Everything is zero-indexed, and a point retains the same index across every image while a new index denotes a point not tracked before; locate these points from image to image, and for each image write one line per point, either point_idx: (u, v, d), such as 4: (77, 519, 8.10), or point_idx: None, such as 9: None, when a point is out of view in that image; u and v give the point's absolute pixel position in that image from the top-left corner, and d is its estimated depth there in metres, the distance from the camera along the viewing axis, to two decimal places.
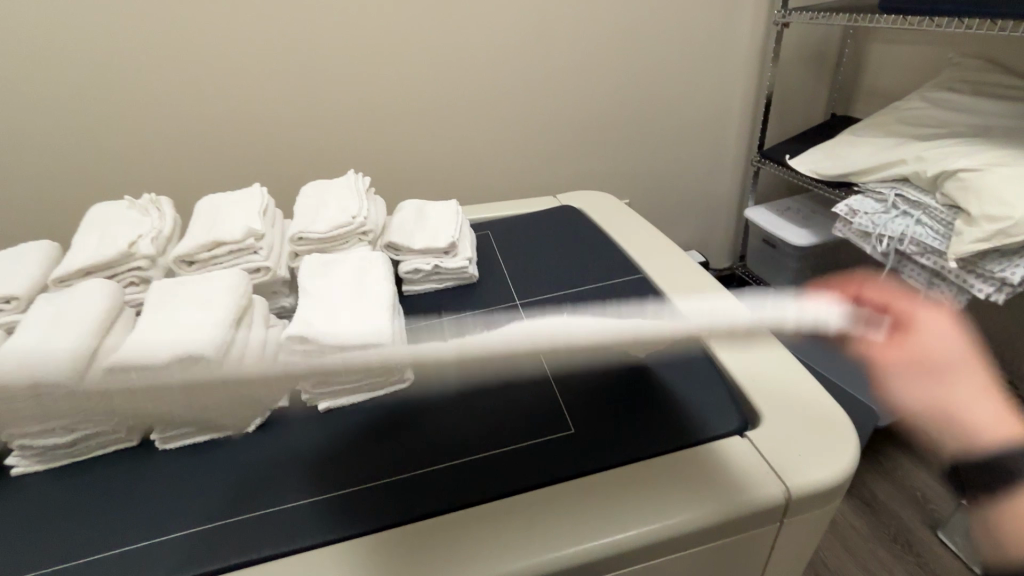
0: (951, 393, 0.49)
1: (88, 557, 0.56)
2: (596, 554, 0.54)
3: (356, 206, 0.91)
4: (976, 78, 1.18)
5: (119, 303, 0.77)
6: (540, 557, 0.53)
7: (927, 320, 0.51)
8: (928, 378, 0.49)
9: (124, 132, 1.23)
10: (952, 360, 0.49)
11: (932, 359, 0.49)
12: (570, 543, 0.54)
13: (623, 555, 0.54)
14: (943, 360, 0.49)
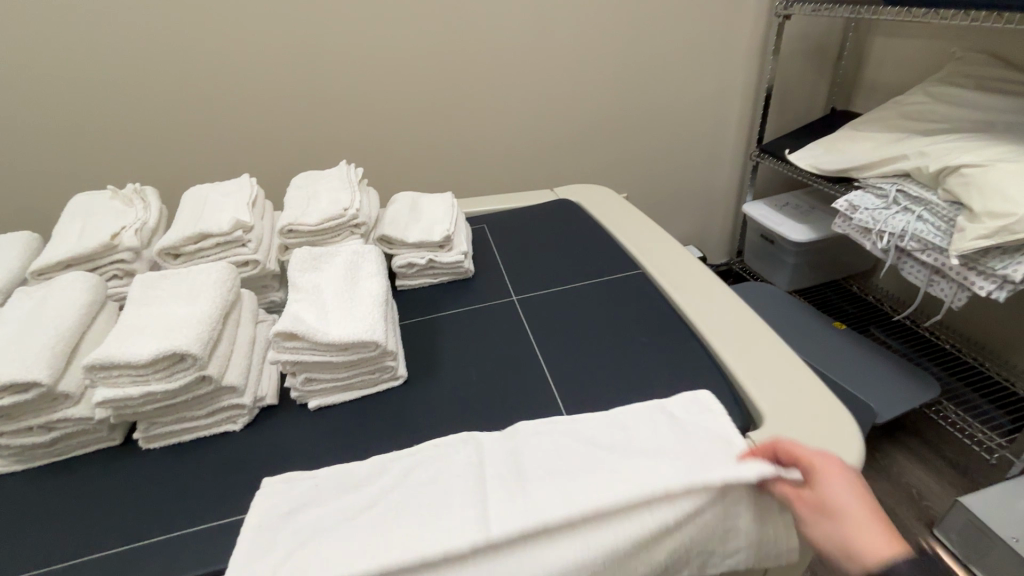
0: (897, 558, 0.38)
1: (64, 562, 0.54)
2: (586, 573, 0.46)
3: (348, 197, 0.89)
4: (980, 73, 1.16)
5: (101, 298, 0.74)
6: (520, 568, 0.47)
7: (824, 467, 0.45)
8: (848, 540, 0.41)
9: (107, 121, 1.19)
10: (845, 508, 0.43)
11: (847, 518, 0.42)
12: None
13: None
14: (870, 527, 0.41)
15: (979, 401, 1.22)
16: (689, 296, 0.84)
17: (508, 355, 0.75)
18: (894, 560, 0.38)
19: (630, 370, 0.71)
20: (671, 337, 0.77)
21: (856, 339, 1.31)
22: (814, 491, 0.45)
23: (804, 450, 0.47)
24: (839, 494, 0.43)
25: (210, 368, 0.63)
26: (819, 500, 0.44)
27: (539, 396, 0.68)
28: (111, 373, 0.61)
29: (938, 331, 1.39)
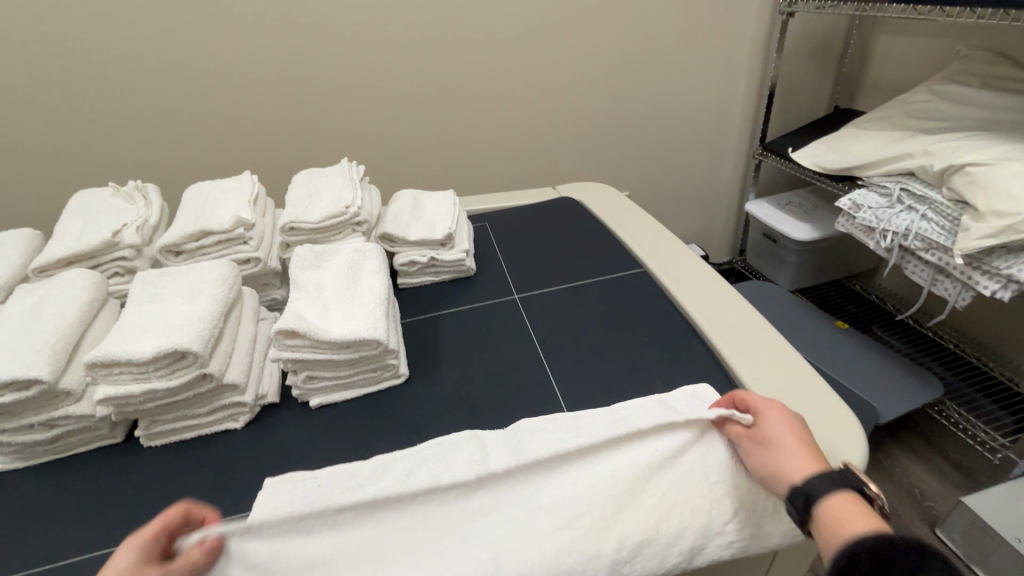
0: (815, 476, 0.45)
1: (65, 559, 0.54)
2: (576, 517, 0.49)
3: (350, 195, 0.88)
4: (985, 71, 1.16)
5: (103, 295, 0.74)
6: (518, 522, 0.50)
7: (762, 409, 0.52)
8: (779, 466, 0.48)
9: (107, 118, 1.19)
10: (777, 440, 0.49)
11: (782, 448, 0.49)
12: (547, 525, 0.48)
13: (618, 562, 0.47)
14: (798, 455, 0.48)
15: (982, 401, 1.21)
16: (691, 294, 0.84)
17: (510, 353, 0.75)
18: (813, 477, 0.45)
19: (633, 369, 0.71)
20: (674, 336, 0.77)
21: (858, 339, 1.31)
22: (757, 428, 0.52)
23: (746, 396, 0.54)
24: (777, 430, 0.50)
25: (211, 366, 0.63)
26: (760, 434, 0.51)
27: (541, 394, 0.68)
28: (112, 370, 0.61)
29: (941, 331, 1.39)
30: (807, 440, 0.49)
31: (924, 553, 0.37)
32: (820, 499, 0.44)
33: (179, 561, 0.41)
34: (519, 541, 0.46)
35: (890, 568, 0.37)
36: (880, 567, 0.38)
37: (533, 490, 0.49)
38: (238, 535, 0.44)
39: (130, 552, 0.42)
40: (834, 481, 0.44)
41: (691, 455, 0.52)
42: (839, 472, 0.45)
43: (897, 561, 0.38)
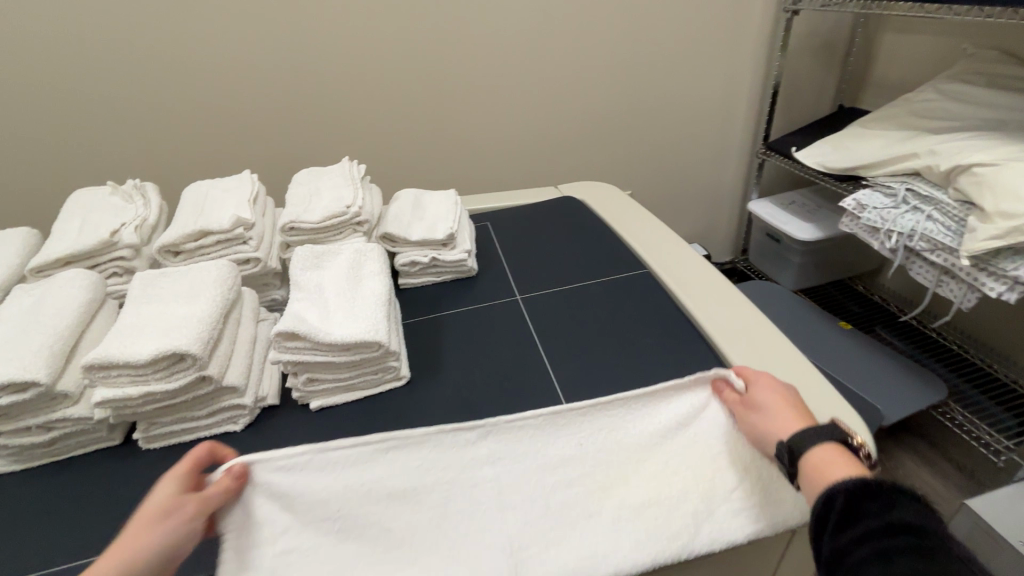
0: (801, 432, 0.49)
1: (62, 564, 0.53)
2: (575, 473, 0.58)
3: (351, 194, 0.88)
4: (992, 70, 1.15)
5: (101, 295, 0.73)
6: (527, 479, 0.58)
7: (757, 380, 0.59)
8: (769, 428, 0.53)
9: (106, 116, 1.18)
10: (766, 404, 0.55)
11: (772, 412, 0.54)
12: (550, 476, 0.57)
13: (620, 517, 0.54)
14: (786, 416, 0.53)
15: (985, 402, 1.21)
16: (695, 295, 0.83)
17: (513, 355, 0.74)
18: (798, 433, 0.49)
19: (637, 371, 0.70)
20: (678, 337, 0.76)
21: (862, 339, 1.30)
22: (750, 396, 0.58)
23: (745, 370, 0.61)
24: (766, 396, 0.56)
25: (210, 367, 0.62)
26: (752, 402, 0.57)
27: (545, 396, 0.67)
28: (110, 373, 0.60)
29: (944, 332, 1.38)
30: (796, 406, 0.55)
31: (893, 493, 0.41)
32: (804, 450, 0.48)
33: (215, 486, 0.49)
34: (519, 481, 0.56)
35: (862, 505, 0.41)
36: (855, 505, 0.42)
37: (542, 452, 0.58)
38: (262, 470, 0.52)
39: (173, 483, 0.47)
40: (818, 434, 0.48)
41: (694, 432, 0.60)
42: (826, 426, 0.49)
43: (869, 499, 0.41)
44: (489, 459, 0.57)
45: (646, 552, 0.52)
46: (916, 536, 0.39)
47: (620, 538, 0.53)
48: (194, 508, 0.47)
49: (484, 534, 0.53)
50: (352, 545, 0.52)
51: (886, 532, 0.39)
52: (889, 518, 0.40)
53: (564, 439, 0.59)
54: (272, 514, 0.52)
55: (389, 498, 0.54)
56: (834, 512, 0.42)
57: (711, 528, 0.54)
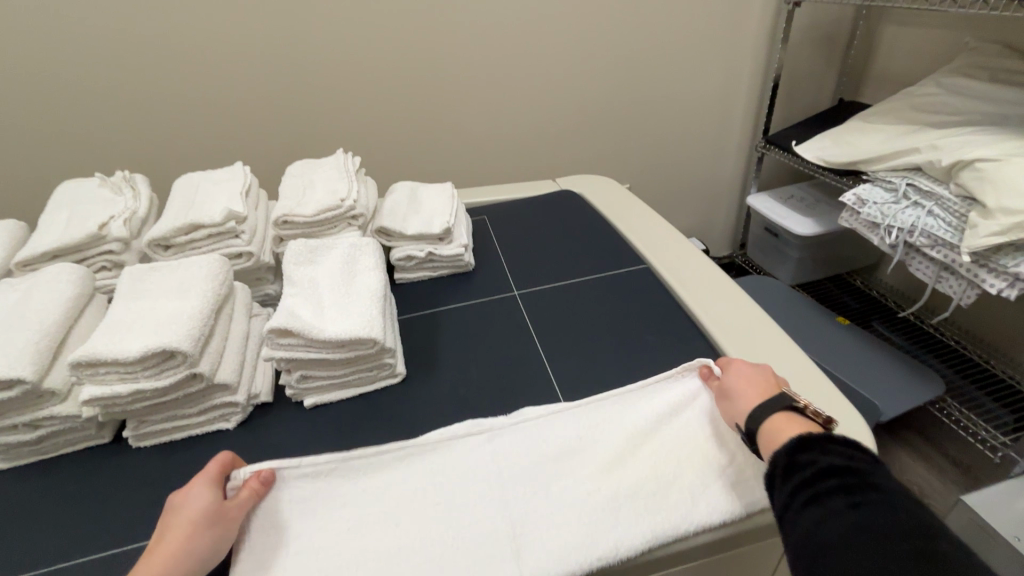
0: (753, 411, 0.52)
1: (50, 565, 0.52)
2: (568, 455, 0.57)
3: (345, 187, 0.86)
4: (995, 63, 1.13)
5: (89, 289, 0.71)
6: (520, 464, 0.56)
7: (728, 368, 0.59)
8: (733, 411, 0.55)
9: (96, 105, 1.16)
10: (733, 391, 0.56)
11: (734, 394, 0.56)
12: (545, 460, 0.56)
13: (613, 496, 0.53)
14: (746, 395, 0.55)
15: (983, 398, 1.21)
16: (695, 290, 0.82)
17: (510, 352, 0.73)
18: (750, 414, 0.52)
19: (635, 368, 0.69)
20: (677, 333, 0.75)
21: (860, 335, 1.30)
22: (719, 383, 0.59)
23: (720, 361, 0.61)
24: (732, 380, 0.57)
25: (201, 365, 0.61)
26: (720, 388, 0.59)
27: (542, 393, 0.66)
28: (98, 370, 0.59)
29: (943, 328, 1.38)
30: (757, 381, 0.56)
31: (825, 443, 0.45)
32: (757, 427, 0.51)
33: (245, 492, 0.51)
34: (516, 469, 0.56)
35: (798, 457, 0.45)
36: (792, 460, 0.45)
37: (537, 439, 0.58)
38: (288, 474, 0.54)
39: (207, 493, 0.50)
40: (766, 409, 0.51)
41: (685, 417, 0.60)
42: (772, 399, 0.52)
43: (804, 451, 0.45)
44: (491, 454, 0.57)
45: (645, 528, 0.50)
46: (845, 477, 0.42)
47: (620, 517, 0.51)
48: (227, 518, 0.49)
49: (485, 523, 0.51)
50: (363, 541, 0.51)
51: (819, 478, 0.43)
52: (819, 465, 0.43)
53: (563, 431, 0.59)
54: (291, 515, 0.52)
55: (399, 491, 0.54)
56: (776, 469, 0.46)
57: (708, 503, 0.52)
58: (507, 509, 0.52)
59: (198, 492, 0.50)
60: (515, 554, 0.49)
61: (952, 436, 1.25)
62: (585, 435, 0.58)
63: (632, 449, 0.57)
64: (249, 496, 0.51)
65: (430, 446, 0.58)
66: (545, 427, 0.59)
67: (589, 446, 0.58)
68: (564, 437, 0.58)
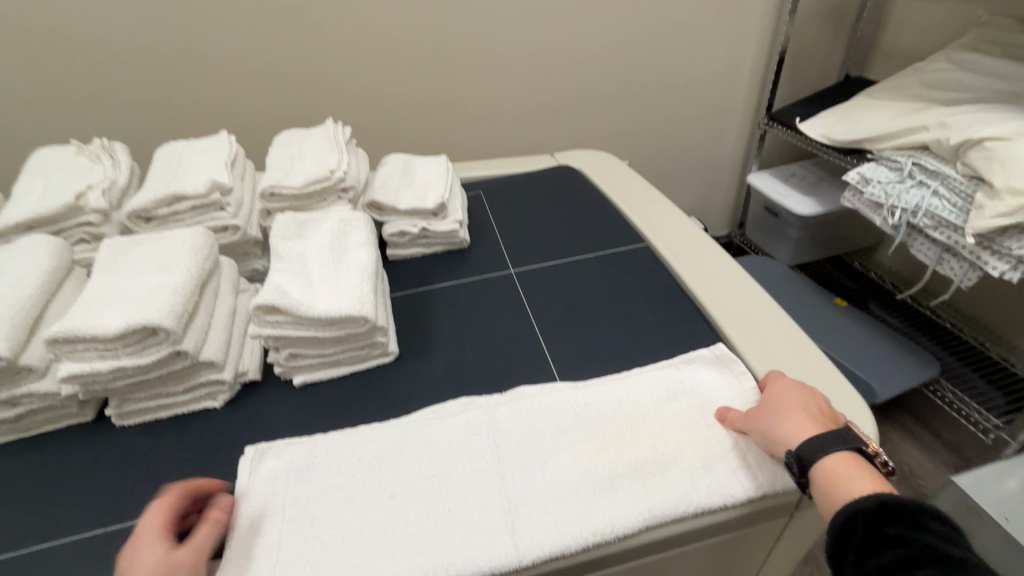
0: (812, 439, 0.47)
1: (32, 546, 0.51)
2: (561, 431, 0.56)
3: (335, 157, 0.82)
4: (1007, 39, 1.10)
5: (68, 263, 0.69)
6: (514, 440, 0.55)
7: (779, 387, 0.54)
8: (777, 430, 0.50)
9: (73, 68, 1.10)
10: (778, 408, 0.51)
11: (780, 413, 0.51)
12: (540, 437, 0.55)
13: (609, 476, 0.52)
14: (799, 418, 0.50)
15: (978, 381, 1.21)
16: (695, 269, 0.80)
17: (506, 330, 0.71)
18: (805, 442, 0.47)
19: (633, 349, 0.67)
20: (677, 313, 0.73)
21: (857, 317, 1.29)
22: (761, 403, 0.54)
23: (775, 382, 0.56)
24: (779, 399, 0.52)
25: (185, 342, 0.59)
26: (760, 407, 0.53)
27: (537, 373, 0.65)
28: (76, 346, 0.56)
29: (940, 311, 1.37)
30: (808, 409, 0.51)
31: (922, 518, 0.39)
32: (817, 459, 0.46)
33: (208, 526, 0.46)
34: (510, 446, 0.54)
35: (884, 529, 0.39)
36: (876, 530, 0.39)
37: (532, 416, 0.57)
38: (280, 446, 0.55)
39: (158, 544, 0.43)
40: (828, 443, 0.46)
41: (681, 401, 0.58)
42: (836, 433, 0.47)
43: (894, 523, 0.39)
44: (486, 429, 0.56)
45: (645, 508, 0.49)
46: (946, 563, 0.36)
47: (619, 497, 0.50)
48: (188, 560, 0.43)
49: (483, 499, 0.50)
50: (357, 510, 0.49)
51: (913, 560, 0.37)
52: (915, 544, 0.37)
53: (560, 406, 0.58)
54: (283, 484, 0.52)
55: (394, 461, 0.53)
56: (855, 538, 0.40)
57: (709, 485, 0.51)
58: (502, 485, 0.51)
59: (150, 547, 0.43)
60: (511, 529, 0.48)
61: (944, 418, 1.26)
62: (580, 414, 0.57)
63: (628, 429, 0.56)
64: (208, 531, 0.46)
65: (424, 420, 0.57)
66: (539, 405, 0.58)
67: (584, 423, 0.56)
68: (555, 415, 0.57)
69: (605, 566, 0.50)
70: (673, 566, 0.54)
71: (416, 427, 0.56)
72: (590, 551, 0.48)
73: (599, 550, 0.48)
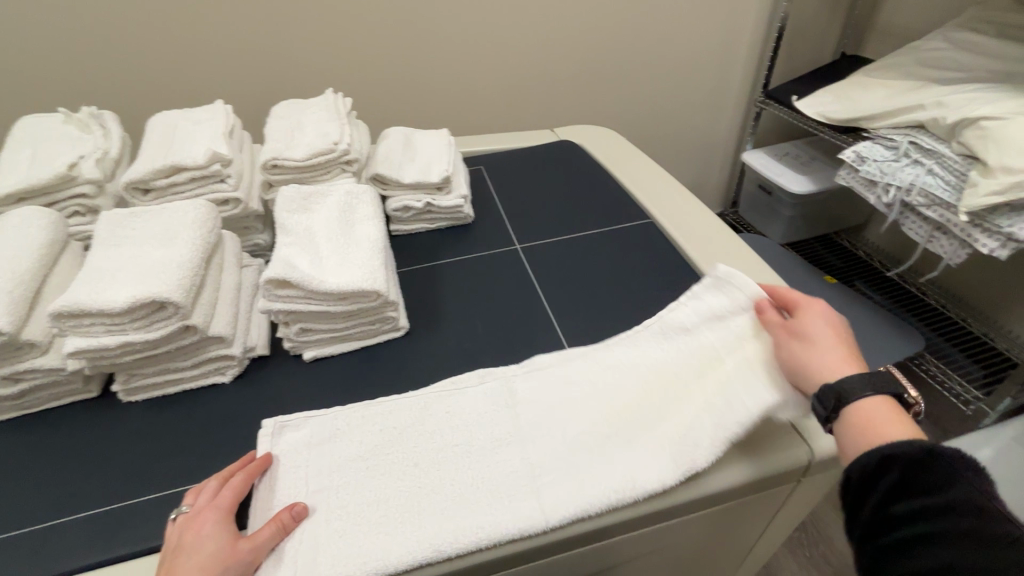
0: (853, 378, 0.45)
1: (47, 520, 0.50)
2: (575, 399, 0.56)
3: (337, 129, 0.80)
4: (1003, 19, 1.12)
5: (64, 237, 0.66)
6: (531, 408, 0.56)
7: (808, 311, 0.52)
8: (818, 366, 0.48)
9: (52, 29, 1.03)
10: (816, 334, 0.50)
11: (819, 344, 0.49)
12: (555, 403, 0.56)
13: (626, 444, 0.53)
14: (837, 354, 0.48)
15: (960, 357, 1.26)
16: (701, 245, 0.80)
17: (516, 303, 0.72)
18: (847, 378, 0.45)
19: (636, 314, 0.69)
20: (682, 284, 0.74)
21: (848, 294, 1.32)
22: (797, 326, 0.52)
23: (802, 300, 0.54)
24: (815, 328, 0.50)
25: (194, 317, 0.58)
26: (800, 332, 0.51)
27: (545, 339, 0.66)
28: (83, 321, 0.55)
29: (926, 288, 1.42)
30: (846, 344, 0.49)
31: (957, 468, 0.37)
32: (861, 398, 0.44)
33: (270, 522, 0.45)
34: (527, 415, 0.55)
35: (922, 478, 0.38)
36: (910, 477, 0.38)
37: (546, 387, 0.57)
38: (295, 421, 0.55)
39: (219, 532, 0.44)
40: (872, 383, 0.44)
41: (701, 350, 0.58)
42: (879, 376, 0.45)
43: (929, 475, 0.37)
44: (504, 399, 0.56)
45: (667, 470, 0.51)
46: (981, 516, 0.35)
47: (635, 453, 0.52)
48: (244, 563, 0.43)
49: (503, 466, 0.51)
50: (382, 480, 0.50)
51: (946, 511, 0.36)
52: (949, 497, 0.36)
53: (575, 374, 0.59)
54: (304, 456, 0.52)
55: (413, 431, 0.54)
56: (885, 483, 0.39)
57: (716, 426, 0.52)
58: (523, 454, 0.52)
59: (213, 529, 0.44)
60: (535, 493, 0.49)
61: (927, 391, 1.31)
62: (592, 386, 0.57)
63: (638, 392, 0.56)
64: (275, 532, 0.45)
65: (440, 393, 0.57)
66: (555, 377, 0.58)
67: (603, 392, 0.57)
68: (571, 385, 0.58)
69: (619, 533, 0.51)
70: (687, 528, 0.56)
71: (436, 398, 0.57)
72: (611, 513, 0.49)
73: (620, 513, 0.50)
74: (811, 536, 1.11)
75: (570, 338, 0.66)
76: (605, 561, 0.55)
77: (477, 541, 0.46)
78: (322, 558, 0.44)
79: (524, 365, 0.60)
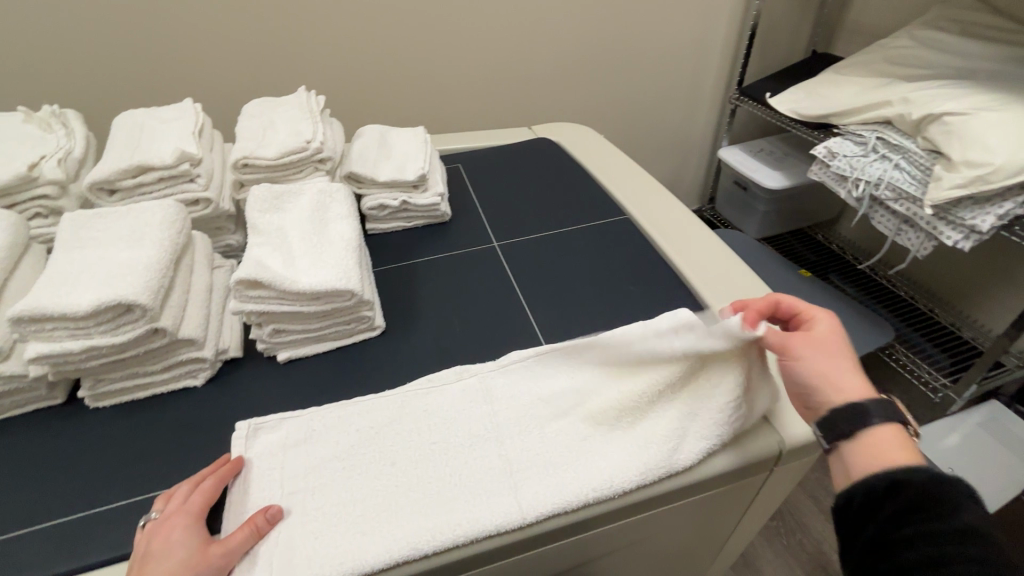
0: (867, 401, 0.45)
1: (7, 532, 0.49)
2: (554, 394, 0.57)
3: (310, 127, 0.79)
4: (965, 18, 1.15)
5: (25, 240, 0.64)
6: (508, 404, 0.56)
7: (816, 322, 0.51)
8: (838, 377, 0.47)
9: (11, 25, 1.00)
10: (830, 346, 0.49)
11: (834, 357, 0.48)
12: (532, 399, 0.56)
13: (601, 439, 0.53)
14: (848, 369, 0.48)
15: (929, 347, 1.29)
16: (675, 240, 0.82)
17: (492, 301, 0.72)
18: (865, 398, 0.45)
19: (611, 309, 0.70)
20: (657, 280, 0.75)
21: (821, 287, 1.35)
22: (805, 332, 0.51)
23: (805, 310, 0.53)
24: (824, 338, 0.50)
25: (163, 319, 0.57)
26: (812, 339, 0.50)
27: (522, 335, 0.67)
28: (44, 324, 0.53)
29: (896, 281, 1.46)
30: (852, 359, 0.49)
31: (959, 496, 0.39)
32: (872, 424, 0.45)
33: (243, 527, 0.44)
34: (504, 412, 0.55)
35: (924, 503, 0.39)
36: (913, 501, 0.40)
37: (523, 384, 0.58)
38: (269, 423, 0.54)
39: (189, 539, 0.43)
40: (883, 407, 0.45)
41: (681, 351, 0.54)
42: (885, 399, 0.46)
43: (933, 500, 0.39)
44: (481, 396, 0.56)
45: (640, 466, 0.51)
46: (982, 542, 0.36)
47: (611, 450, 0.52)
48: (215, 568, 0.42)
49: (480, 464, 0.51)
50: (359, 481, 0.49)
51: (949, 534, 0.37)
52: (954, 521, 0.37)
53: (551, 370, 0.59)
54: (280, 459, 0.51)
55: (389, 430, 0.53)
56: (888, 505, 0.40)
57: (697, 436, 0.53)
58: (501, 451, 0.52)
59: (182, 536, 0.43)
60: (512, 488, 0.49)
61: (898, 380, 1.35)
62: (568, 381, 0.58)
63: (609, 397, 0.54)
64: (248, 536, 0.44)
65: (416, 391, 0.57)
66: (532, 374, 0.59)
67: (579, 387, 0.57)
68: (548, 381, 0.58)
69: (595, 526, 0.52)
70: (659, 521, 0.57)
71: (414, 395, 0.57)
72: (586, 508, 0.50)
73: (596, 507, 0.50)
74: (787, 524, 1.14)
75: (547, 333, 0.67)
76: (582, 554, 0.56)
77: (454, 539, 0.46)
78: (298, 562, 0.44)
79: (502, 362, 0.60)
